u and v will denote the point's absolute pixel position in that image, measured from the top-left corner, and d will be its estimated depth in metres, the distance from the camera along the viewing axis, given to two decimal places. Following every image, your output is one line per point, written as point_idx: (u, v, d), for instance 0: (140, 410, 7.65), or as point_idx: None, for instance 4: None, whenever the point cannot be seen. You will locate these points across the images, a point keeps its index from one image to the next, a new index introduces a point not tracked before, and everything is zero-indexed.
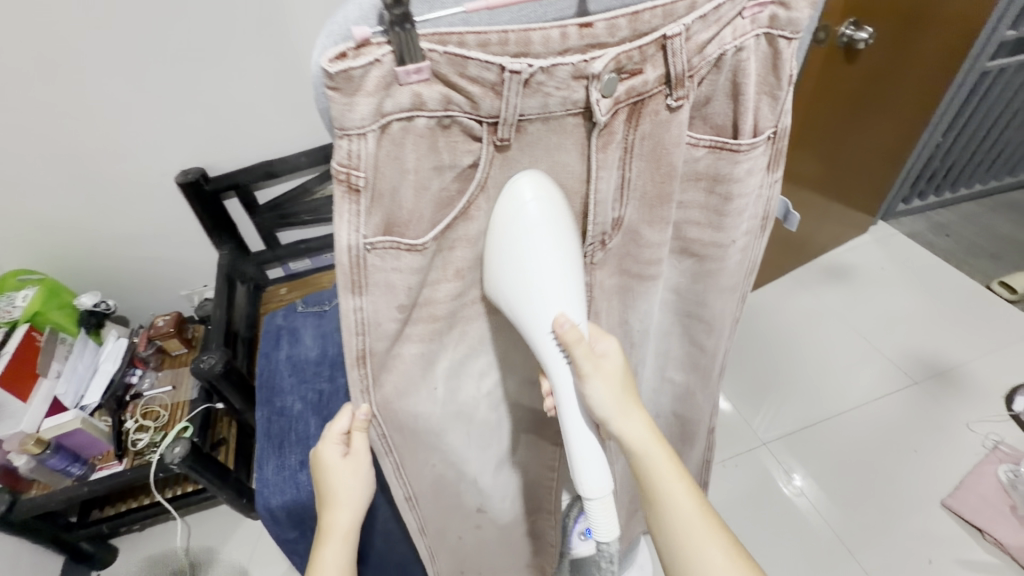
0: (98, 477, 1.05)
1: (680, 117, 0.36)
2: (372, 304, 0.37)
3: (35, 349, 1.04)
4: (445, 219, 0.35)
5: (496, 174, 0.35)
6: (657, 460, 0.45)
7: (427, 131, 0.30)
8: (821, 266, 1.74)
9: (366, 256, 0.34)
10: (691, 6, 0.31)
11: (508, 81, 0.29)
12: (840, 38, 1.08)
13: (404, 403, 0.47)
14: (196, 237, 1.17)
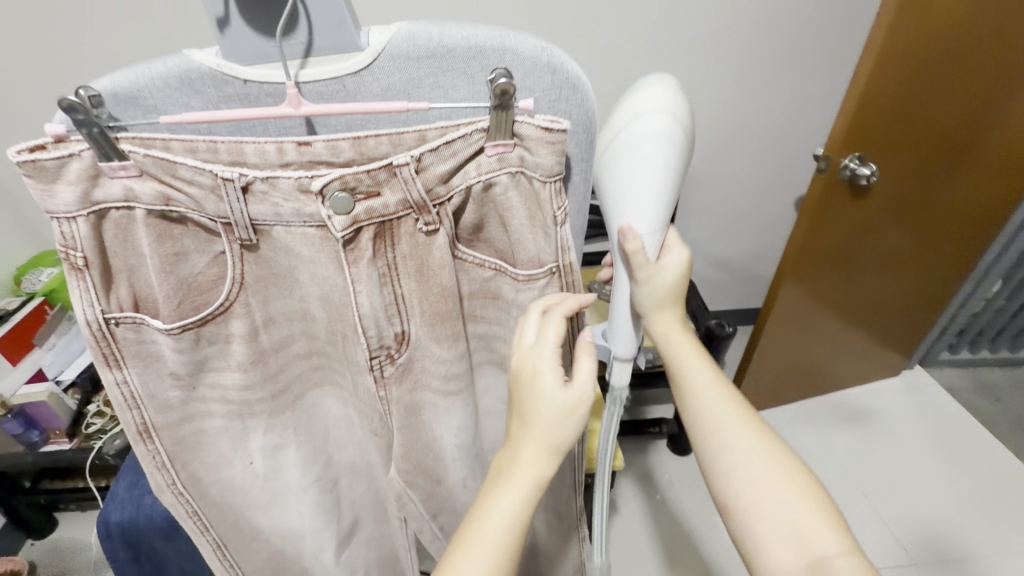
0: (46, 451, 1.14)
1: (439, 241, 0.36)
2: (138, 376, 0.39)
3: (37, 320, 1.16)
4: (207, 307, 0.37)
5: (253, 268, 0.36)
6: (692, 370, 0.49)
7: (155, 220, 0.33)
8: (833, 402, 1.58)
9: (113, 330, 0.36)
10: (421, 137, 0.31)
11: (223, 186, 0.31)
12: (842, 170, 1.03)
13: (203, 475, 0.48)
14: None
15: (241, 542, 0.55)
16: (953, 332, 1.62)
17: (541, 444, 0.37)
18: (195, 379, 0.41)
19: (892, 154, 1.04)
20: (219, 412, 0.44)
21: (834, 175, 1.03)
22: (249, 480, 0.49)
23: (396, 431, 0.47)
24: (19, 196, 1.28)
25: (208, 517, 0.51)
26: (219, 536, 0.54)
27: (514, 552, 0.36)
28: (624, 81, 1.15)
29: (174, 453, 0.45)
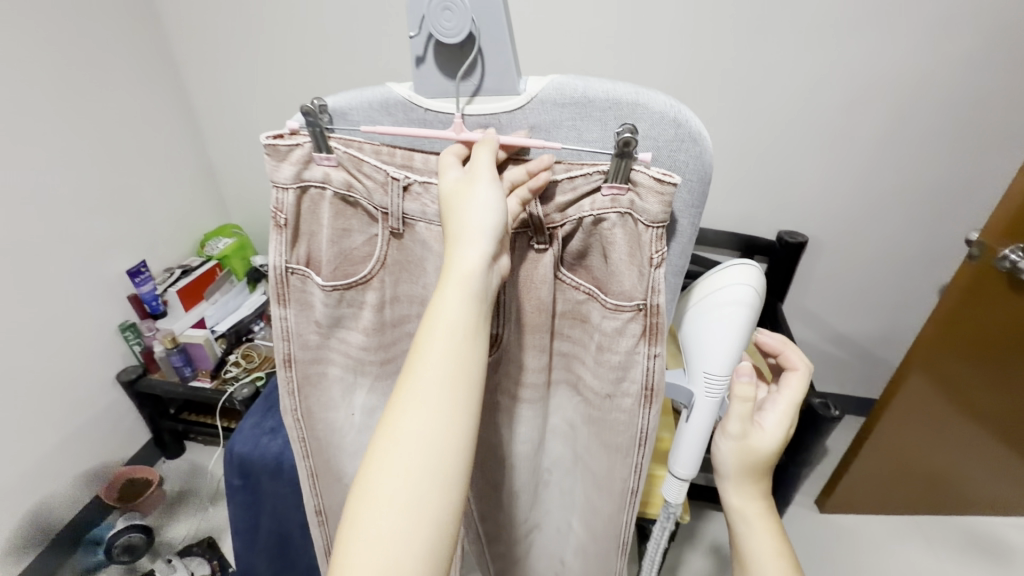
0: (192, 385, 1.37)
1: (546, 259, 0.41)
2: (294, 317, 0.49)
3: (210, 278, 1.48)
4: (354, 275, 0.46)
5: (394, 252, 0.44)
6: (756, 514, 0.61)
7: (336, 200, 0.43)
8: (960, 527, 1.35)
9: (288, 276, 0.47)
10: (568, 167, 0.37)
11: (391, 185, 0.39)
12: (1000, 260, 0.91)
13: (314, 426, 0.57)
14: None
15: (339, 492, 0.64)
16: None
17: (457, 283, 0.36)
18: (331, 331, 0.50)
19: None
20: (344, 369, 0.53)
21: (989, 264, 0.94)
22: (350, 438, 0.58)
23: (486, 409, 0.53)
24: (217, 179, 1.59)
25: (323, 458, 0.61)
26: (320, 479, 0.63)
27: (454, 389, 0.34)
28: (753, 140, 1.15)
29: (303, 389, 0.54)
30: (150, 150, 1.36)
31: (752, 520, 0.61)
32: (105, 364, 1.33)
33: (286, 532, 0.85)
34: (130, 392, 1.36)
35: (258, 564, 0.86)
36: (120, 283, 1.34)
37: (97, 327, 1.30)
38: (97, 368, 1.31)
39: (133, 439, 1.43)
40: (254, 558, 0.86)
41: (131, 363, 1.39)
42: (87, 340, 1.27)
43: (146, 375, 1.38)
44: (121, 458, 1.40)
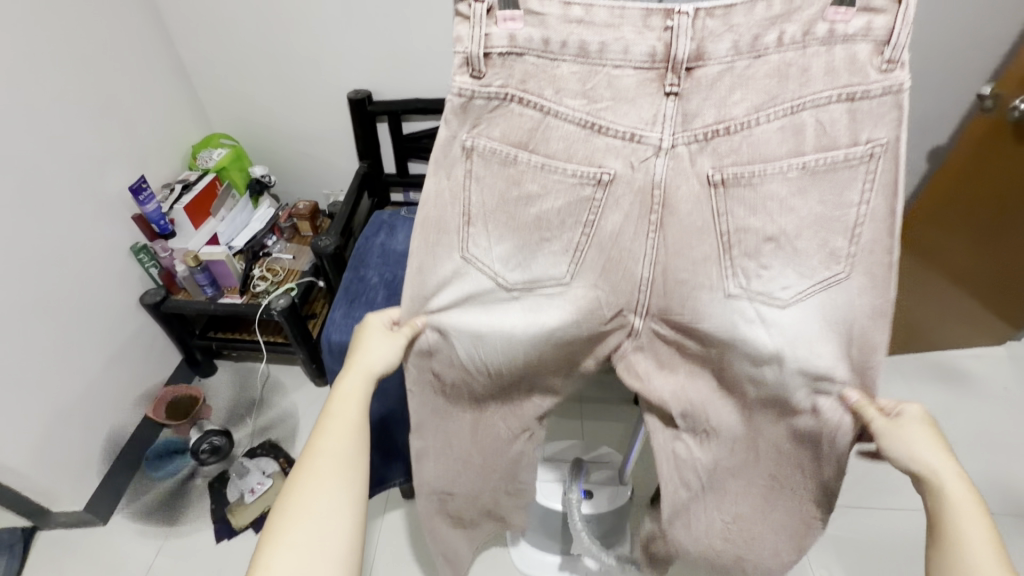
0: (222, 302, 1.35)
1: (693, 75, 0.51)
2: (507, 119, 0.54)
3: (213, 192, 1.40)
4: (584, 64, 0.51)
5: (618, 50, 0.51)
6: (954, 491, 0.50)
7: (578, 21, 0.50)
8: (928, 363, 1.57)
9: (516, 60, 0.52)
10: (627, 42, 0.51)
11: (676, 18, 0.49)
12: (1010, 112, 1.03)
13: (540, 80, 0.52)
14: (348, 147, 1.60)
15: (488, 178, 0.56)
16: None
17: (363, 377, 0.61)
18: (543, 119, 0.53)
19: None
20: (613, 56, 0.51)
21: (1001, 116, 1.05)
22: (586, 104, 0.52)
23: (731, 126, 0.51)
24: (197, 84, 1.49)
25: (490, 120, 0.54)
26: (474, 142, 0.54)
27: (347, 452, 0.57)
28: None
29: (492, 129, 0.54)
30: (125, 47, 1.26)
31: (949, 497, 0.50)
32: (127, 286, 1.29)
33: None
34: (155, 314, 1.34)
35: None
36: (123, 200, 1.27)
37: (110, 249, 1.25)
38: (120, 290, 1.28)
39: (165, 360, 1.43)
40: None
41: (150, 285, 1.35)
42: (103, 263, 1.23)
43: (171, 295, 1.35)
44: (160, 380, 1.41)
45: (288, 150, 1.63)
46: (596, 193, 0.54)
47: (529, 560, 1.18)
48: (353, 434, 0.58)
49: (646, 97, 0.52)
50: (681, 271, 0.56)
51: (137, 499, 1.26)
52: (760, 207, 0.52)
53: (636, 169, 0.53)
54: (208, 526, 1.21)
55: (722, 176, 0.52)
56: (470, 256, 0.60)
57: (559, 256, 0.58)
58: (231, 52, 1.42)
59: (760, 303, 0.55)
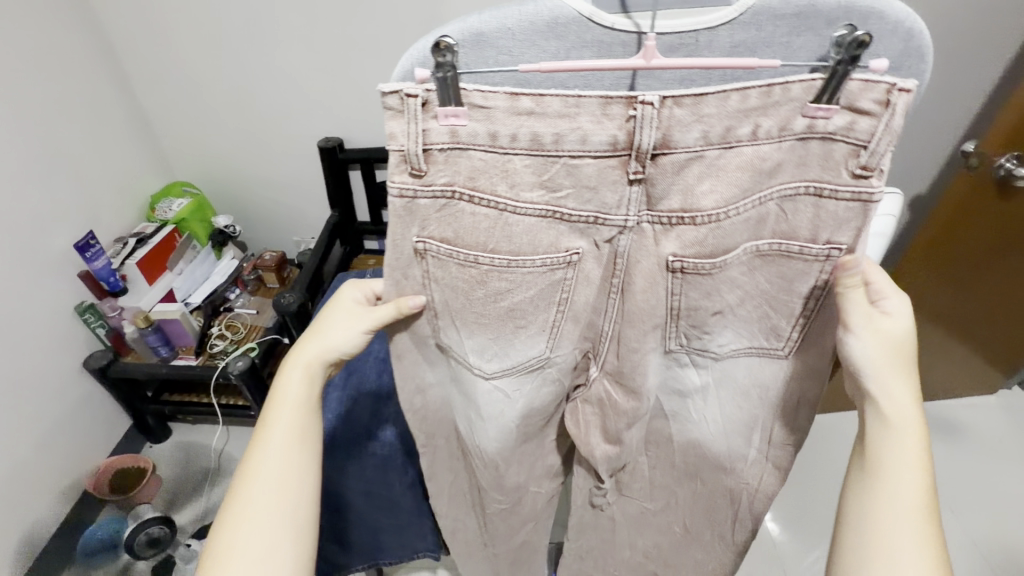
0: (176, 364, 1.25)
1: (661, 162, 0.43)
2: (457, 223, 0.46)
3: (171, 245, 1.31)
4: (534, 155, 0.43)
5: (574, 143, 0.42)
6: (905, 447, 0.50)
7: (524, 112, 0.41)
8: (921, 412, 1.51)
9: (454, 151, 0.43)
10: (581, 136, 0.42)
11: (638, 108, 0.40)
12: (995, 169, 1.00)
13: (488, 176, 0.44)
14: (319, 194, 1.54)
15: (448, 280, 0.49)
16: None
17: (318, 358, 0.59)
18: (500, 211, 0.45)
19: None
20: (569, 147, 0.42)
21: (986, 172, 1.02)
22: (541, 197, 0.45)
23: (702, 218, 0.45)
24: (156, 131, 1.42)
25: (438, 220, 0.46)
26: (426, 244, 0.47)
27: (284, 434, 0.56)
28: None
29: (443, 228, 0.46)
30: (77, 101, 1.19)
31: (893, 448, 0.50)
32: (68, 352, 1.19)
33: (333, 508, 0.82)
34: (101, 379, 1.23)
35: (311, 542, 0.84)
36: (68, 260, 1.17)
37: (50, 313, 1.14)
38: (61, 358, 1.17)
39: (111, 428, 1.31)
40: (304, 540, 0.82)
41: (96, 348, 1.25)
42: (42, 328, 1.12)
43: (119, 359, 1.25)
44: (105, 451, 1.29)
45: (255, 197, 1.56)
46: (566, 274, 0.49)
47: None
48: (298, 420, 0.57)
49: (609, 185, 0.44)
50: (634, 340, 0.53)
51: None
52: (717, 291, 0.50)
53: (603, 248, 0.48)
54: None
55: (681, 264, 0.47)
56: (443, 341, 0.55)
57: (536, 337, 0.53)
58: (192, 100, 1.36)
59: (697, 357, 0.57)
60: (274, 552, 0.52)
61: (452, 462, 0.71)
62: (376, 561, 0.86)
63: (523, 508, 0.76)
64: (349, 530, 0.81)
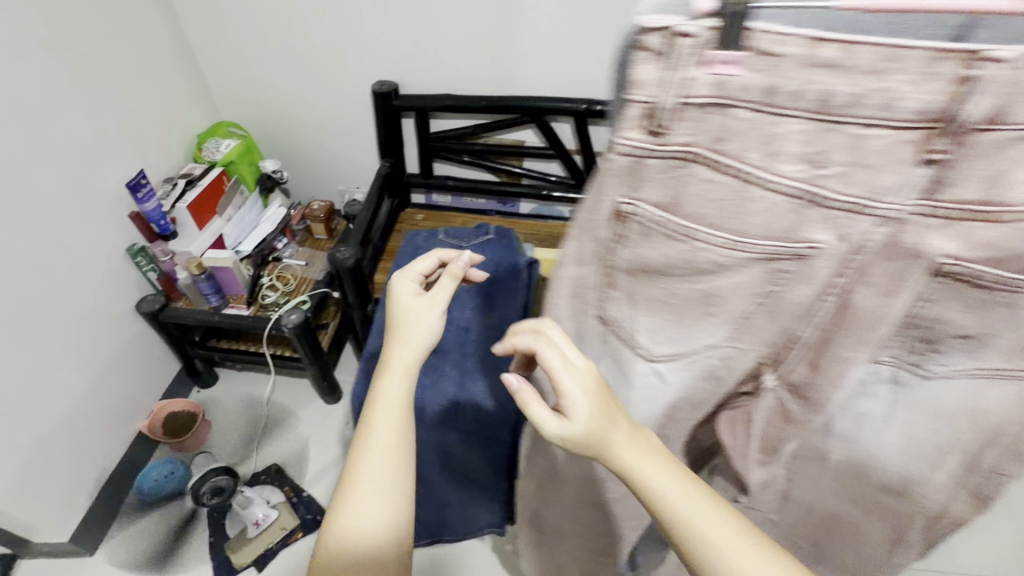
0: (227, 312, 1.22)
1: (981, 144, 0.33)
2: (682, 188, 0.38)
3: (220, 188, 1.26)
4: (818, 118, 0.33)
5: (872, 111, 0.32)
6: (663, 482, 0.46)
7: (824, 63, 0.31)
8: None
9: (707, 106, 0.34)
10: (888, 100, 0.32)
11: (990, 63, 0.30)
12: None
13: (744, 139, 0.35)
14: (368, 143, 1.48)
15: (644, 250, 0.42)
16: None
17: (410, 355, 0.59)
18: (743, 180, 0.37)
19: None
20: (864, 113, 0.33)
21: None
22: (801, 174, 0.36)
23: (1010, 215, 0.35)
24: (202, 65, 1.34)
25: (660, 181, 0.38)
26: (635, 207, 0.40)
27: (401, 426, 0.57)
28: None
29: (663, 193, 0.38)
30: (125, 25, 1.10)
31: (659, 487, 0.46)
32: (121, 293, 1.16)
33: None
34: (153, 323, 1.22)
35: None
36: (119, 198, 1.12)
37: (104, 253, 1.11)
38: (114, 300, 1.15)
39: (162, 371, 1.31)
40: None
41: (147, 291, 1.22)
42: (96, 268, 1.10)
43: (170, 304, 1.22)
44: (156, 392, 1.29)
45: (301, 143, 1.50)
46: (790, 265, 0.41)
47: None
48: (399, 421, 0.57)
49: (892, 166, 0.35)
50: (845, 348, 0.46)
51: (132, 528, 1.16)
52: (979, 305, 0.41)
53: (850, 247, 0.39)
54: (207, 563, 1.11)
55: (953, 268, 0.39)
56: (608, 316, 0.48)
57: (718, 326, 0.46)
58: (240, 31, 1.27)
59: (904, 370, 0.47)
60: (382, 547, 0.54)
61: (540, 449, 0.67)
62: (442, 524, 0.86)
63: None
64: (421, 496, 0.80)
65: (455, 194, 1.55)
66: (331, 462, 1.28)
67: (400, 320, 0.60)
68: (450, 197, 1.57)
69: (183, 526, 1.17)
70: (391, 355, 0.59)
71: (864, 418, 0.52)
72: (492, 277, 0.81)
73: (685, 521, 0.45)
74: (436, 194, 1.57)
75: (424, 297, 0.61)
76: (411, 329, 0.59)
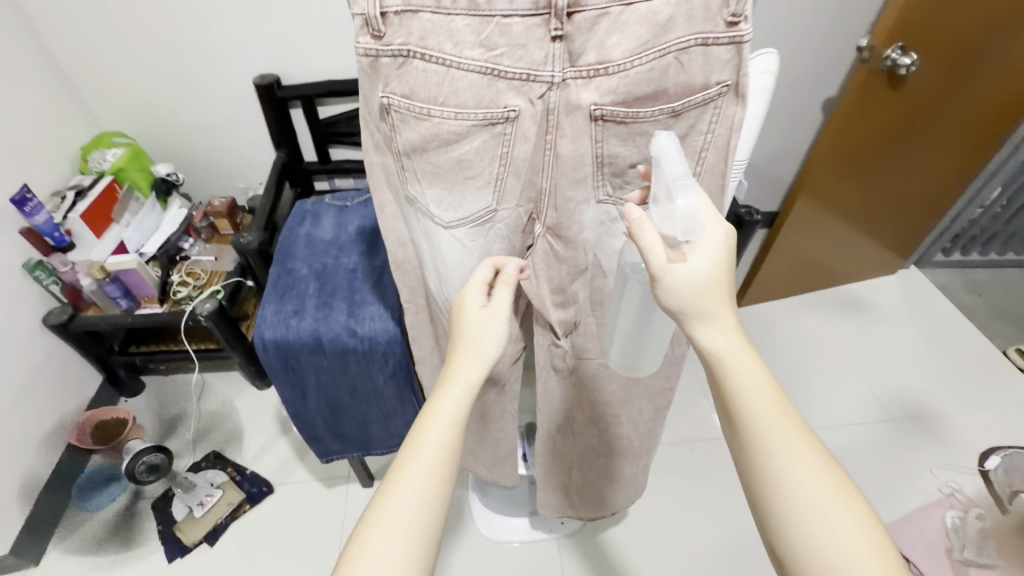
0: (140, 313, 1.27)
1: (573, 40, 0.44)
2: (398, 91, 0.46)
3: (112, 198, 1.26)
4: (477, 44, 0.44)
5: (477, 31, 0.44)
6: (745, 368, 0.46)
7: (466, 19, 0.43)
8: (835, 295, 1.73)
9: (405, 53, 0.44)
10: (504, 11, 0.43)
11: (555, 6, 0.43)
12: (884, 61, 1.11)
13: (437, 35, 0.44)
14: (260, 138, 1.52)
15: (405, 136, 0.49)
16: (951, 234, 1.73)
17: (464, 387, 0.49)
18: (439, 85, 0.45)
19: (935, 47, 1.11)
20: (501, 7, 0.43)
21: (876, 66, 1.13)
22: (480, 55, 0.44)
23: (605, 69, 0.45)
24: (71, 77, 1.34)
25: (397, 77, 0.46)
26: (389, 99, 0.46)
27: (451, 451, 0.46)
28: None
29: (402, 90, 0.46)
30: None
31: (728, 364, 0.46)
32: (26, 310, 1.18)
33: (319, 410, 0.88)
34: (64, 335, 1.24)
35: (313, 426, 0.91)
36: (6, 217, 1.14)
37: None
38: (19, 316, 1.17)
39: (82, 384, 1.33)
40: (310, 421, 0.90)
41: (53, 305, 1.24)
42: None
43: (79, 314, 1.25)
44: (80, 406, 1.32)
45: (193, 146, 1.52)
46: (505, 129, 0.47)
47: (495, 526, 1.21)
48: (449, 440, 0.47)
49: (536, 42, 0.44)
50: (568, 191, 0.53)
51: (76, 531, 1.20)
52: (631, 138, 0.49)
53: (537, 105, 0.47)
54: (159, 547, 1.18)
55: (600, 112, 0.47)
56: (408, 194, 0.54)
57: (482, 189, 0.52)
58: (107, 40, 1.29)
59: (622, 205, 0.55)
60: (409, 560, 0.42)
61: (431, 362, 0.79)
62: (368, 446, 0.98)
63: (496, 405, 0.85)
64: (341, 422, 0.91)
65: (355, 177, 1.61)
66: (271, 439, 1.35)
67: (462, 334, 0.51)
68: (351, 180, 1.63)
69: (128, 518, 1.22)
70: (450, 372, 0.50)
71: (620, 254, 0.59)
72: (374, 229, 0.93)
73: (744, 390, 0.45)
74: (337, 179, 1.62)
75: (490, 306, 0.53)
76: (476, 342, 0.51)
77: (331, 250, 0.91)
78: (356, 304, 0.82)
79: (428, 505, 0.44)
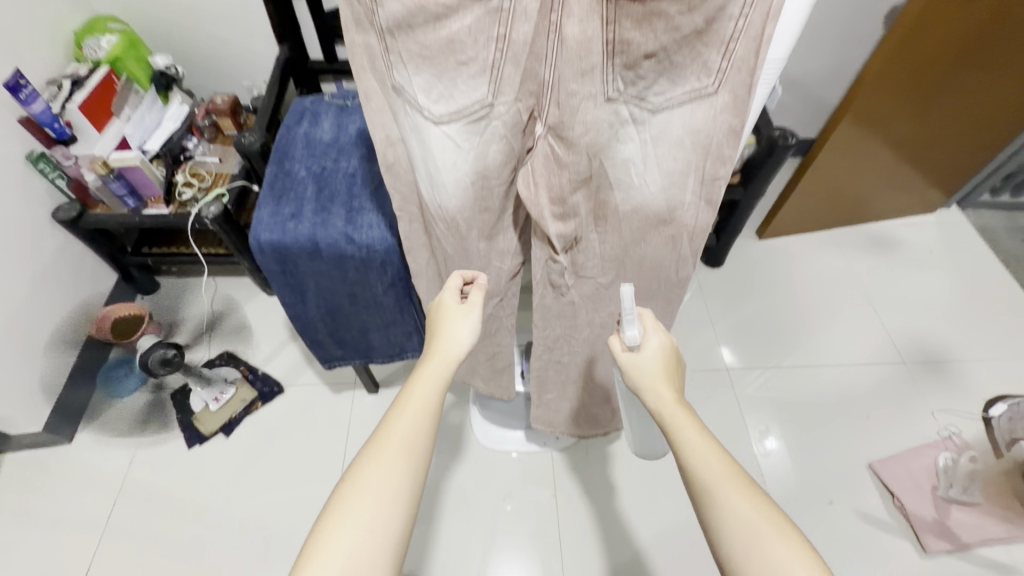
0: (147, 213, 1.26)
1: None
2: None
3: (111, 89, 1.21)
4: None
5: None
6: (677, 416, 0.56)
7: None
8: (865, 232, 1.64)
9: None
10: None
11: None
12: None
13: None
14: (263, 30, 1.42)
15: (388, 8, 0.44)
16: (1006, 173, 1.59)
17: (443, 363, 0.57)
18: None
19: None
20: None
21: None
22: None
23: None
24: None
25: None
26: None
27: (429, 421, 0.53)
28: None
29: None
30: None
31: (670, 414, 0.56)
32: (35, 203, 1.19)
33: (318, 317, 0.89)
34: (75, 230, 1.25)
35: (314, 331, 0.92)
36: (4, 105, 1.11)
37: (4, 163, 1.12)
38: (28, 210, 1.17)
39: (99, 280, 1.36)
40: (312, 326, 0.91)
41: (61, 200, 1.24)
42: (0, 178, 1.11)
43: (87, 210, 1.25)
44: (99, 301, 1.36)
45: (193, 37, 1.43)
46: (503, 3, 0.43)
47: (492, 437, 1.26)
48: (430, 405, 0.54)
49: None
50: (573, 84, 0.48)
51: (103, 415, 1.28)
52: (648, 21, 0.43)
53: None
54: (178, 434, 1.26)
55: None
56: (395, 83, 0.50)
57: (477, 78, 0.48)
58: None
59: (633, 107, 0.50)
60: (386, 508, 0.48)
61: (428, 274, 0.77)
62: (369, 354, 1.00)
63: (495, 322, 0.84)
64: (342, 329, 0.92)
65: None
66: (281, 344, 1.39)
67: (441, 329, 0.61)
68: None
69: (149, 407, 1.30)
70: (432, 353, 0.58)
71: (629, 163, 0.55)
72: None
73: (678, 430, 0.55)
74: (345, 81, 1.53)
75: (467, 304, 0.63)
76: (450, 337, 0.60)
77: (330, 152, 0.86)
78: (355, 210, 0.79)
79: (406, 464, 0.50)
